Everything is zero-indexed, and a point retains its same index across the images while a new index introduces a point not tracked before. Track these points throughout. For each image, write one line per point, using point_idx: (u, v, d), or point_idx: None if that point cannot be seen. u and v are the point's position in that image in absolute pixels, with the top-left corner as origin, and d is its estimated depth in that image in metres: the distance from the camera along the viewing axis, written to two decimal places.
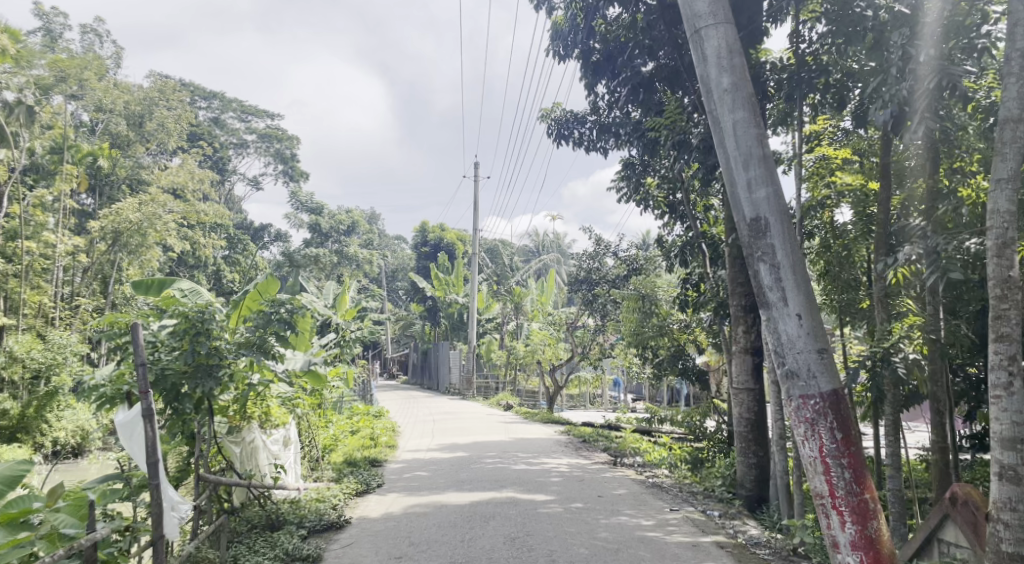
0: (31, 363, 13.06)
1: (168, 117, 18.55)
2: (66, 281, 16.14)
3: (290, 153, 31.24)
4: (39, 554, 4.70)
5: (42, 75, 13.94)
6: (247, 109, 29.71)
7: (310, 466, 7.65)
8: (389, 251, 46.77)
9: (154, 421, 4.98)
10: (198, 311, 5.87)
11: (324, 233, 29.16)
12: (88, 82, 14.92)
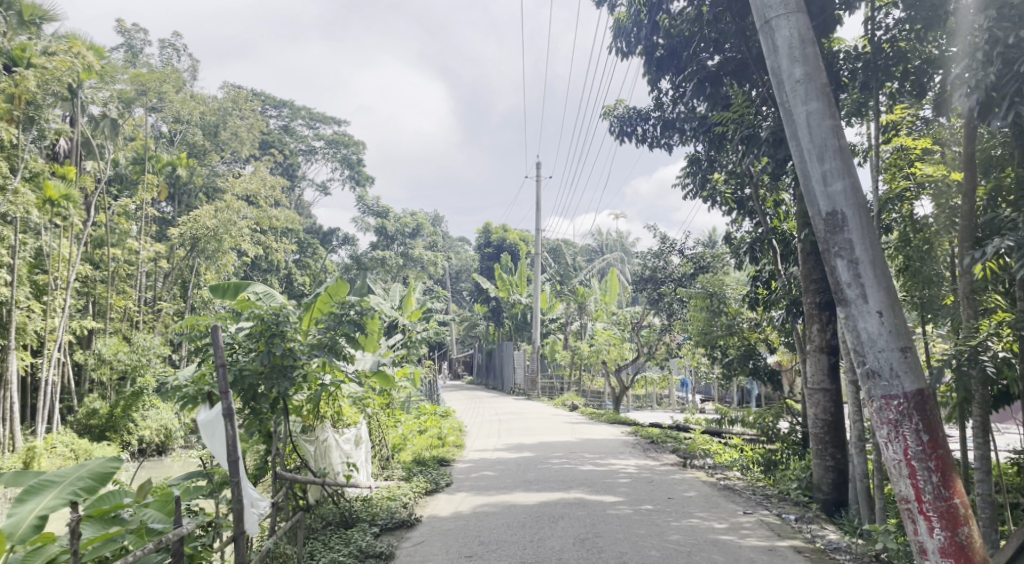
0: (118, 364, 14.01)
1: (242, 126, 19.62)
2: (150, 284, 17.47)
3: (357, 159, 31.92)
4: (130, 547, 4.94)
5: (125, 89, 14.80)
6: (315, 116, 30.56)
7: (381, 464, 7.79)
8: (453, 252, 47.40)
9: (234, 421, 5.14)
10: (273, 313, 6.08)
11: (390, 236, 29.18)
12: (166, 95, 15.96)
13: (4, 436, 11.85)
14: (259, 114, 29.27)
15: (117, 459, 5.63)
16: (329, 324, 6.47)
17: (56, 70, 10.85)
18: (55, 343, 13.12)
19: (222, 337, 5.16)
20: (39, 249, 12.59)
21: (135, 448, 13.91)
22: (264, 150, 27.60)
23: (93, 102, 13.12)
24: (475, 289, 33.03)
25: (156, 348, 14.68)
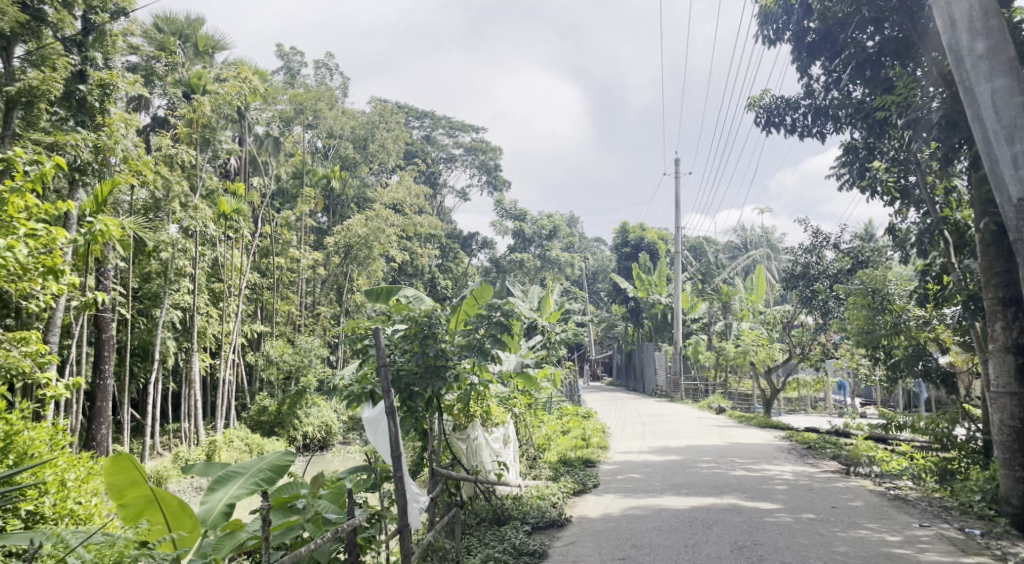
0: (284, 364, 14.99)
1: (389, 138, 20.37)
2: (311, 291, 18.50)
3: (494, 164, 32.44)
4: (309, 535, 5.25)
5: (284, 109, 16.03)
6: (455, 124, 31.42)
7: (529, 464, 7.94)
8: (591, 253, 47.44)
9: (396, 417, 5.38)
10: (426, 316, 6.40)
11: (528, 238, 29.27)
12: (322, 112, 16.86)
13: (191, 430, 13.47)
14: (403, 125, 30.78)
15: (292, 452, 6.06)
16: (478, 325, 6.66)
17: (227, 93, 11.59)
18: (229, 345, 14.47)
19: (382, 337, 5.39)
20: (215, 260, 13.85)
21: (301, 444, 15.00)
22: (408, 159, 29.27)
23: (258, 122, 14.31)
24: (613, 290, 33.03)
25: (315, 349, 15.46)
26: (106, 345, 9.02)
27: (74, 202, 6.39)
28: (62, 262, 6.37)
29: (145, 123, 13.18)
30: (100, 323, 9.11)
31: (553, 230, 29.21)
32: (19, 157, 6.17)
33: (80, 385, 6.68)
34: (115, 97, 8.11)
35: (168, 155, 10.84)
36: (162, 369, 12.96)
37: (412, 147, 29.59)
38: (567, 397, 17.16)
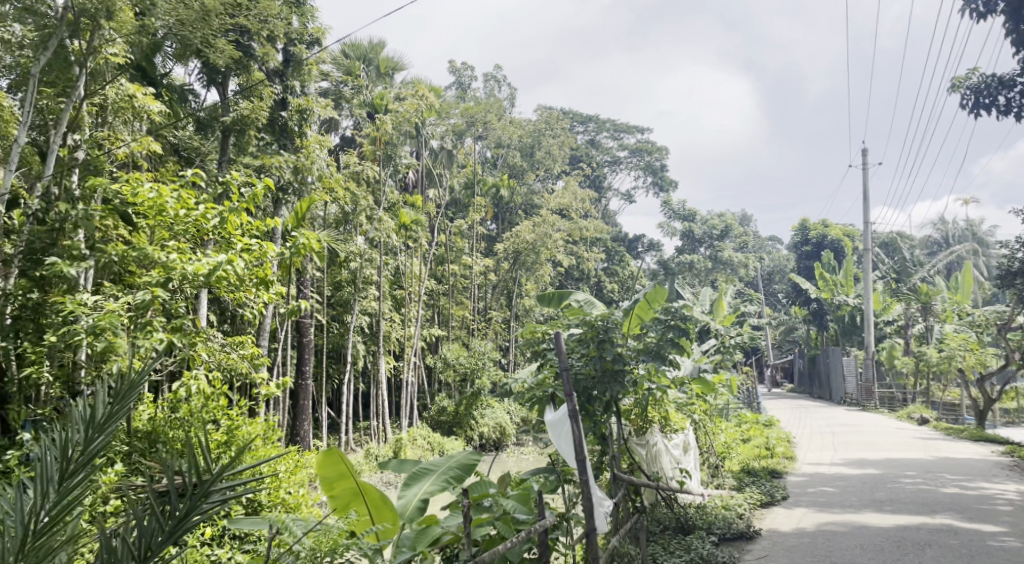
0: (460, 366, 16.44)
1: (554, 144, 21.29)
2: (482, 296, 19.77)
3: (660, 164, 32.38)
4: (502, 534, 5.33)
5: (458, 123, 16.97)
6: (619, 126, 32.18)
7: (710, 473, 7.82)
8: (765, 254, 45.69)
9: (580, 421, 5.32)
10: (602, 320, 6.40)
11: (697, 239, 29.33)
12: (491, 123, 17.37)
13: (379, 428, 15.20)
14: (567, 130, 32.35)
15: (478, 452, 6.31)
16: (655, 330, 6.52)
17: (406, 111, 12.58)
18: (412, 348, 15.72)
19: (564, 341, 5.37)
20: (397, 269, 15.49)
21: (478, 444, 15.96)
22: (574, 164, 31.05)
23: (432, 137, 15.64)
24: (793, 292, 31.55)
25: (488, 352, 16.81)
26: (308, 347, 10.02)
27: (280, 220, 7.05)
28: (271, 273, 7.06)
29: (336, 143, 14.86)
30: (301, 328, 10.17)
31: (725, 230, 29.03)
32: (236, 180, 6.95)
33: (289, 386, 7.37)
34: (311, 120, 9.18)
35: (356, 172, 11.89)
36: (353, 370, 14.48)
37: (577, 152, 31.12)
38: (744, 404, 16.39)
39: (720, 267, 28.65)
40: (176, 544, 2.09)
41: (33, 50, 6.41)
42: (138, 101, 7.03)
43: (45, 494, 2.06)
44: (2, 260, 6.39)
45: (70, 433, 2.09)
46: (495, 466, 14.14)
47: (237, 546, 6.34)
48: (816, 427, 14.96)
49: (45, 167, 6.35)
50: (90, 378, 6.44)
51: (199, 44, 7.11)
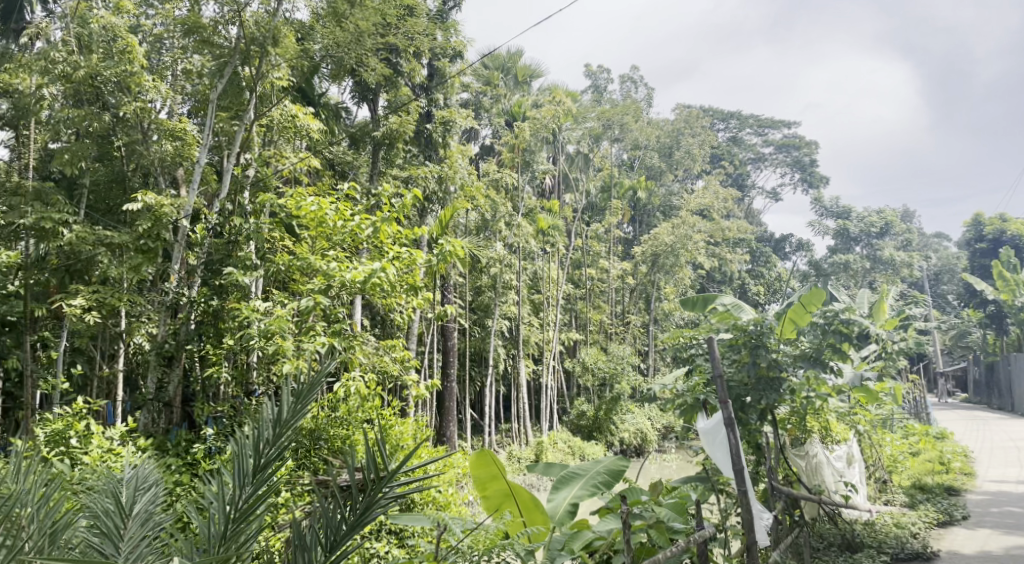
0: (599, 370, 17.61)
1: (694, 144, 23.41)
2: (620, 300, 21.60)
3: (809, 160, 32.21)
4: (655, 542, 5.10)
5: (593, 126, 17.96)
6: (764, 123, 32.77)
7: (878, 487, 7.47)
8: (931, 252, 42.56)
9: (735, 428, 5.02)
10: (754, 325, 6.11)
11: (851, 237, 27.04)
12: (627, 125, 18.61)
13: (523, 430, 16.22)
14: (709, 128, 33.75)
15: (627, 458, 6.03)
16: (812, 334, 6.18)
17: (543, 117, 13.87)
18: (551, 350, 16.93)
19: (717, 348, 5.13)
20: (535, 274, 17.19)
21: (619, 448, 16.79)
22: (716, 163, 31.46)
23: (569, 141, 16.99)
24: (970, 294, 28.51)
25: (627, 358, 17.69)
26: (450, 352, 11.29)
27: (428, 227, 7.32)
28: (419, 279, 7.44)
29: (476, 151, 16.21)
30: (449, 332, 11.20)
31: (885, 228, 26.99)
32: (387, 192, 7.40)
33: (437, 388, 7.65)
34: (452, 130, 10.68)
35: (496, 179, 13.43)
36: (495, 372, 15.91)
37: (717, 151, 32.03)
38: (910, 414, 15.31)
39: (880, 266, 25.47)
40: (360, 531, 3.01)
41: (209, 76, 7.43)
42: (299, 120, 7.94)
43: (246, 477, 3.22)
44: (188, 271, 7.13)
45: (264, 434, 3.25)
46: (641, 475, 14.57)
47: (394, 542, 6.54)
48: (997, 441, 13.74)
49: (222, 185, 7.14)
50: (263, 378, 6.97)
51: (353, 62, 7.78)
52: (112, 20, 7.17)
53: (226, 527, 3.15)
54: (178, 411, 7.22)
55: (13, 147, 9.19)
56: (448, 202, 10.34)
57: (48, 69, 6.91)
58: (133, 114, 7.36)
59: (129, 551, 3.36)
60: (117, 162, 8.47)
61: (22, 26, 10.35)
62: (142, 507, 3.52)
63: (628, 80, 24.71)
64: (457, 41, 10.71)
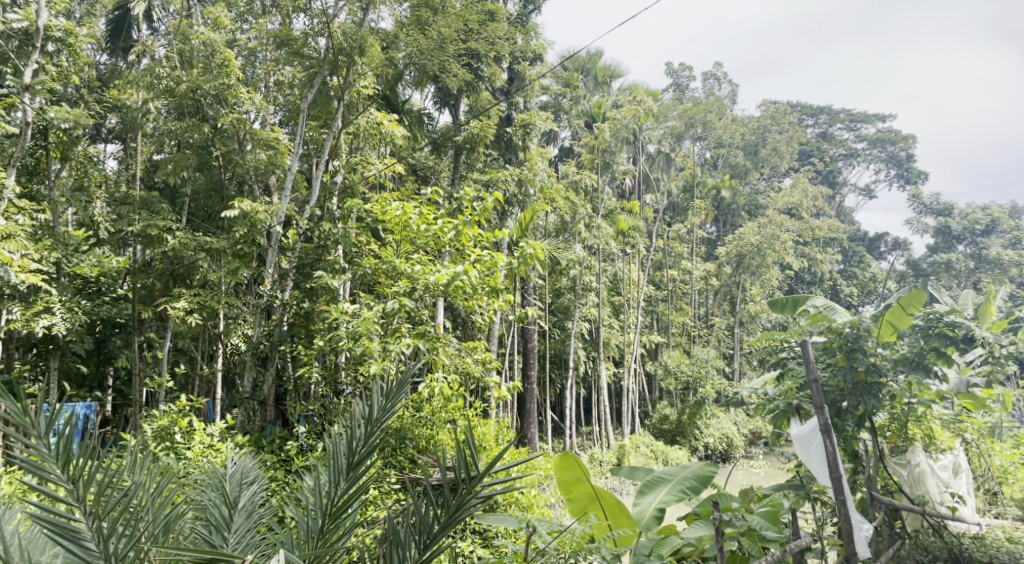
0: (682, 373, 17.59)
1: (781, 141, 22.76)
2: (702, 304, 21.64)
3: (906, 155, 30.68)
4: (749, 553, 4.64)
5: (675, 125, 17.90)
6: (856, 118, 31.59)
7: (988, 500, 7.07)
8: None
9: (833, 435, 4.65)
10: (851, 328, 5.91)
11: (953, 236, 24.58)
12: (710, 122, 18.47)
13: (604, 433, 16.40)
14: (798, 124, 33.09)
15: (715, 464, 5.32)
16: (912, 337, 5.87)
17: (623, 118, 14.03)
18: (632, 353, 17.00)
19: (812, 350, 4.71)
20: (616, 276, 17.80)
21: (703, 453, 16.63)
22: (805, 160, 30.70)
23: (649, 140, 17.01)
24: None
25: (711, 361, 17.69)
26: (530, 354, 11.80)
27: (509, 230, 7.34)
28: (500, 282, 7.41)
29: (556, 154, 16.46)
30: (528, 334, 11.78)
31: (992, 225, 23.81)
32: (468, 196, 7.50)
33: (518, 389, 7.65)
34: (532, 134, 10.83)
35: (575, 181, 13.65)
36: (574, 374, 16.06)
37: (806, 148, 31.24)
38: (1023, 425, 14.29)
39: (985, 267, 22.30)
40: (452, 531, 3.05)
41: (301, 88, 8.01)
42: (384, 126, 8.31)
43: (341, 474, 3.32)
44: (281, 274, 7.54)
45: (356, 432, 3.34)
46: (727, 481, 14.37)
47: (479, 542, 6.55)
48: None
49: (312, 192, 7.73)
50: (351, 378, 7.21)
51: (434, 67, 8.27)
52: (211, 36, 7.60)
53: (324, 523, 3.25)
54: (272, 409, 7.62)
55: (124, 160, 9.92)
56: (527, 204, 10.74)
57: (152, 84, 7.47)
58: (230, 124, 7.78)
59: (235, 543, 3.48)
60: (215, 172, 9.03)
61: (132, 45, 11.05)
62: (247, 500, 3.65)
63: (712, 76, 24.21)
64: (537, 44, 10.91)
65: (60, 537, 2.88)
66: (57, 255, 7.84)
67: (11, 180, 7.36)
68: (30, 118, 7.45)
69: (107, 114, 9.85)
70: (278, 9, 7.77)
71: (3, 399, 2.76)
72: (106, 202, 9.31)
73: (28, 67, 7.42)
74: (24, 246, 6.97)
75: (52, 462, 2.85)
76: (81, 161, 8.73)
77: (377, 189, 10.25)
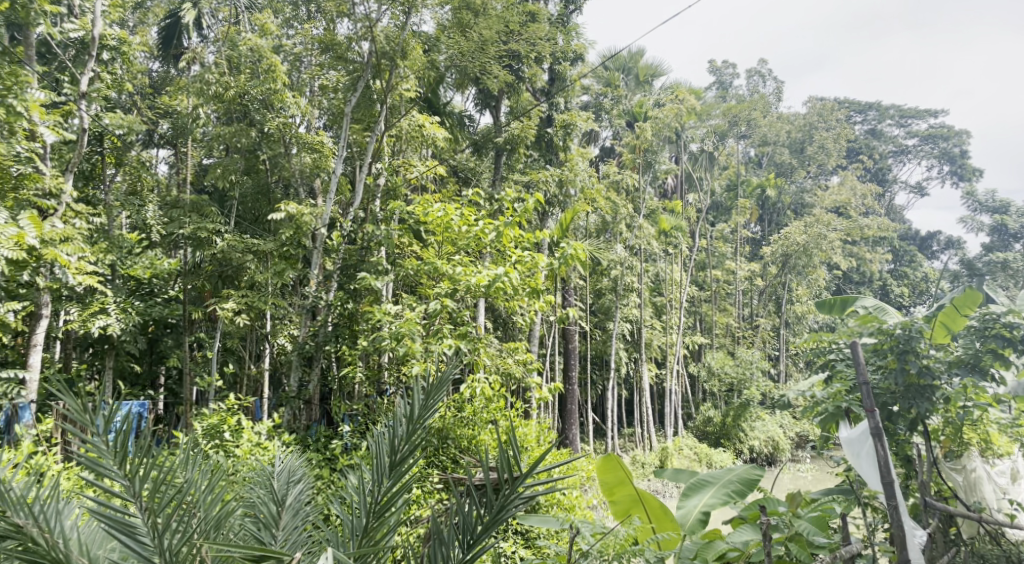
0: (726, 375, 17.38)
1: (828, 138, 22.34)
2: (748, 305, 21.39)
3: (960, 151, 29.72)
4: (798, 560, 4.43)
5: (718, 123, 17.73)
6: (907, 113, 30.78)
7: None
8: None
9: (884, 440, 4.41)
10: (902, 329, 5.74)
11: None
12: (754, 120, 18.21)
13: (647, 435, 16.28)
14: (845, 121, 32.47)
15: (762, 466, 5.12)
16: (967, 339, 5.64)
17: (665, 117, 13.94)
18: (674, 355, 16.88)
19: (862, 351, 4.45)
20: (658, 277, 17.67)
21: (748, 456, 16.36)
22: (853, 158, 30.07)
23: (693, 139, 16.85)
24: None
25: (756, 362, 17.42)
26: (573, 354, 11.78)
27: (549, 230, 7.31)
28: (541, 282, 7.39)
29: (597, 153, 16.45)
30: (569, 334, 11.79)
31: None
32: (509, 197, 7.50)
33: (559, 390, 7.60)
34: (574, 134, 10.84)
35: (617, 181, 13.58)
36: (616, 375, 15.99)
37: (854, 145, 30.58)
38: None
39: None
40: (495, 531, 3.04)
41: (344, 91, 8.17)
42: (426, 129, 8.39)
43: (384, 473, 3.31)
44: (325, 276, 7.67)
45: (398, 431, 3.33)
46: (773, 485, 14.11)
47: (522, 542, 6.55)
48: None
49: (355, 195, 7.92)
50: (394, 379, 7.30)
51: (476, 69, 8.34)
52: (258, 42, 7.75)
53: (369, 521, 3.27)
54: (316, 408, 7.76)
55: (175, 165, 10.20)
56: (568, 205, 10.75)
57: (203, 91, 7.66)
58: (276, 129, 7.96)
59: (284, 540, 3.51)
60: (262, 175, 9.26)
61: (183, 52, 11.35)
62: (294, 498, 3.68)
63: (757, 73, 23.88)
64: (578, 44, 10.92)
65: (117, 532, 2.96)
66: (112, 257, 8.09)
67: (68, 185, 7.62)
68: (85, 125, 7.69)
69: (159, 120, 10.16)
70: (322, 16, 7.98)
71: (64, 397, 2.88)
72: (158, 206, 9.59)
73: (83, 75, 7.64)
74: (80, 249, 7.18)
75: (110, 458, 2.96)
76: (134, 167, 9.29)
77: (421, 191, 10.37)
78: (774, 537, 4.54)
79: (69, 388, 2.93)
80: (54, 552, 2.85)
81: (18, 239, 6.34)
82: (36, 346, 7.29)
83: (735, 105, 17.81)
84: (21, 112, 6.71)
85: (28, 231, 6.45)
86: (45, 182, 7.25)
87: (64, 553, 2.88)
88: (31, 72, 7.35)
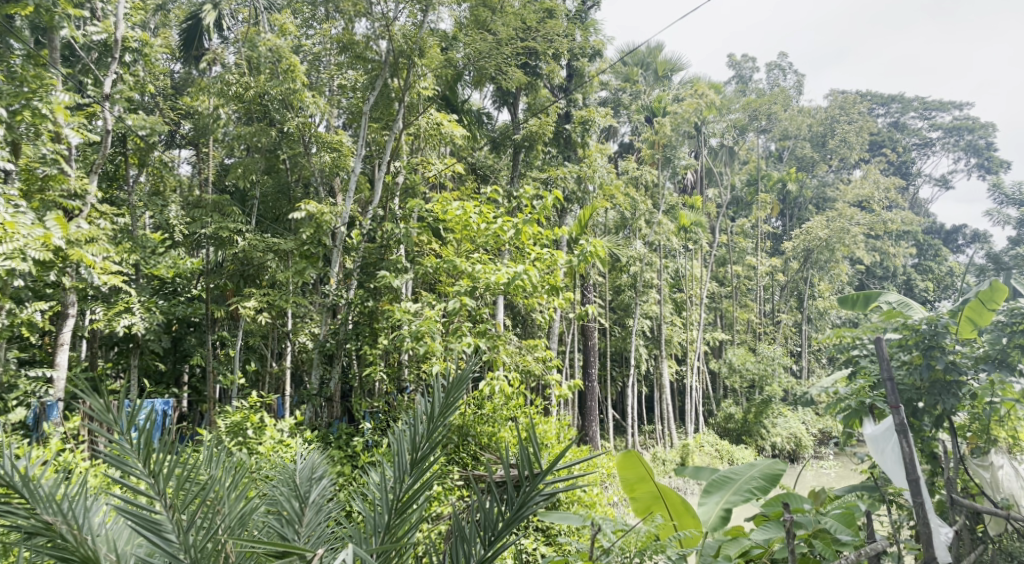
0: (747, 372, 17.30)
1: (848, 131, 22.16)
2: (769, 300, 21.27)
3: (986, 143, 29.10)
4: (819, 556, 4.36)
5: (738, 117, 17.63)
6: (930, 105, 30.60)
7: None
8: None
9: (910, 437, 4.36)
10: (928, 324, 5.61)
11: None
12: (775, 113, 18.06)
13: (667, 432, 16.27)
14: (868, 113, 32.16)
15: (784, 462, 5.00)
16: (994, 334, 5.47)
17: (684, 112, 13.79)
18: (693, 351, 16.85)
19: (886, 347, 4.39)
20: (678, 272, 17.63)
21: (770, 452, 16.28)
22: (876, 151, 29.90)
23: (714, 134, 16.75)
24: None
25: (778, 359, 17.21)
26: (593, 349, 11.77)
27: (569, 228, 7.27)
28: (560, 280, 7.39)
29: (616, 150, 16.50)
30: (589, 330, 11.76)
31: None
32: (528, 194, 7.48)
33: (579, 387, 7.57)
34: (592, 130, 10.93)
35: (635, 176, 13.61)
36: (636, 371, 16.00)
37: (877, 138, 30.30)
38: None
39: None
40: (514, 527, 3.04)
41: (363, 90, 8.32)
42: (444, 128, 8.42)
43: (406, 470, 3.33)
44: (345, 274, 7.76)
45: (418, 429, 3.33)
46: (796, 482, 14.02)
47: (542, 539, 6.49)
48: None
49: (374, 193, 8.03)
50: (413, 376, 7.34)
51: (495, 68, 8.37)
52: (277, 43, 7.84)
53: (390, 518, 3.28)
54: (335, 406, 7.84)
55: (197, 164, 10.36)
56: (586, 201, 10.80)
57: (224, 91, 7.83)
58: (296, 128, 8.09)
59: (307, 537, 3.52)
60: (282, 175, 9.39)
61: (204, 54, 11.53)
62: (316, 495, 3.68)
63: (776, 67, 23.75)
64: (596, 40, 10.95)
65: (143, 529, 3.00)
66: (136, 258, 8.22)
67: (93, 186, 7.70)
68: (108, 127, 7.78)
69: (181, 122, 10.35)
70: (340, 16, 8.04)
71: (89, 397, 2.91)
72: (180, 205, 9.72)
73: (106, 77, 7.71)
74: (106, 249, 7.27)
75: (134, 456, 3.01)
76: (157, 167, 9.50)
77: (439, 189, 10.42)
78: (798, 535, 4.47)
79: (94, 386, 2.96)
80: (83, 549, 2.90)
81: (46, 240, 6.38)
82: (62, 345, 7.42)
83: (755, 99, 17.63)
84: (47, 114, 6.84)
85: (54, 231, 6.54)
86: (71, 183, 7.34)
87: (91, 550, 2.92)
88: (56, 74, 7.47)
